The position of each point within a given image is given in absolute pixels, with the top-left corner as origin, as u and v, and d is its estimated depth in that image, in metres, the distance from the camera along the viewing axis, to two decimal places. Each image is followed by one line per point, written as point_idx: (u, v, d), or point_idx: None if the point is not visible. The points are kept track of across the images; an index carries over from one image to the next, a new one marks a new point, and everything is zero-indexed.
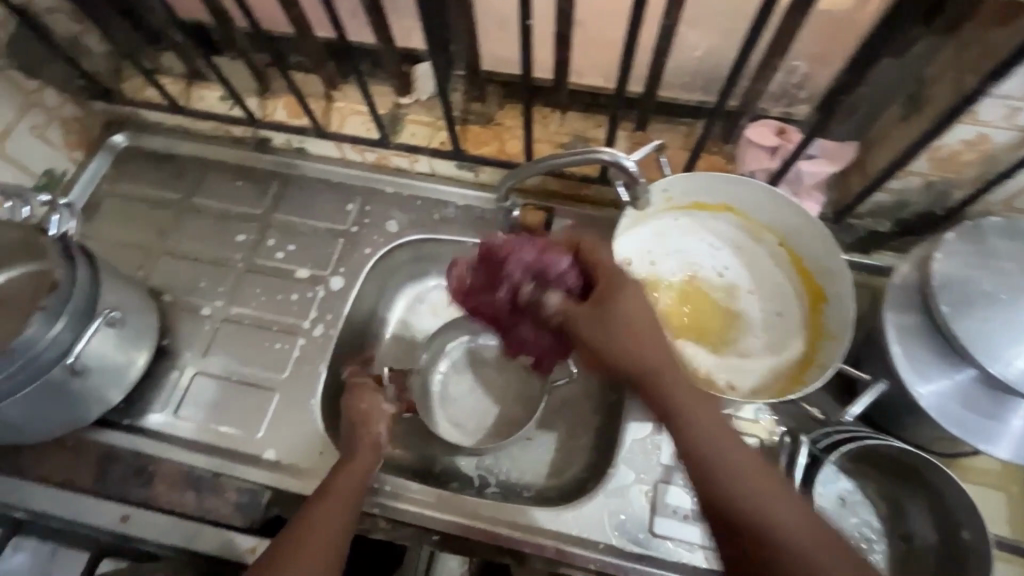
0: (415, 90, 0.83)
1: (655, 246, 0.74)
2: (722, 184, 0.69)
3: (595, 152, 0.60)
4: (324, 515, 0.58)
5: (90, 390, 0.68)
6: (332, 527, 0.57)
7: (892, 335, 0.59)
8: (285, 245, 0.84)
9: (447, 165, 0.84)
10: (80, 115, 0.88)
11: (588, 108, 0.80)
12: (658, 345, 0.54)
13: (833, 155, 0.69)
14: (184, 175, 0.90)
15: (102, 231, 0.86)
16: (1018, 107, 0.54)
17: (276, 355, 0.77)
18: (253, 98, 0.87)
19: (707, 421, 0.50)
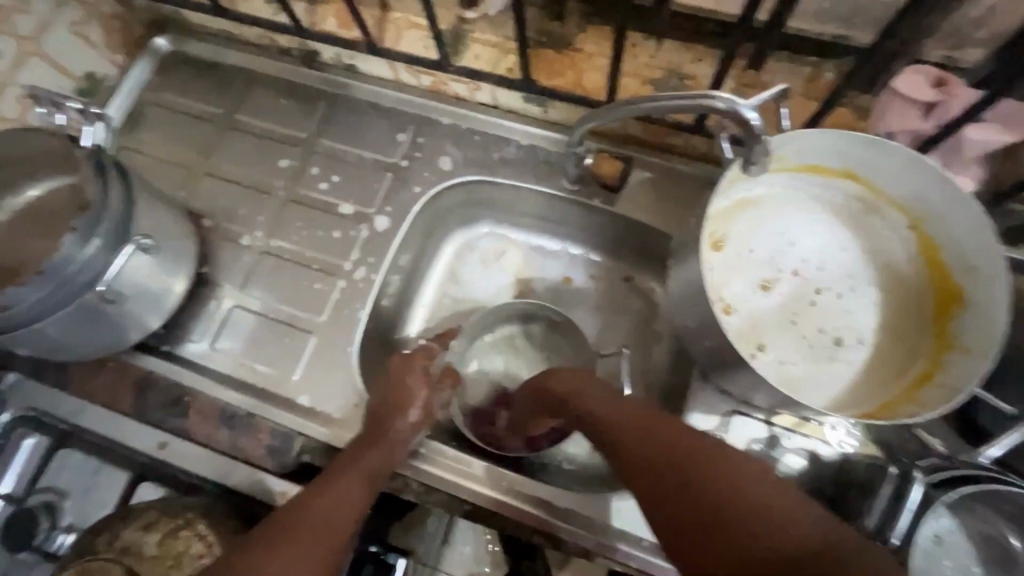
0: (483, 4, 0.69)
1: (752, 216, 0.61)
2: (859, 145, 0.55)
3: (707, 97, 0.48)
4: (345, 489, 0.56)
5: (126, 315, 0.65)
6: (346, 502, 0.55)
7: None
8: (330, 175, 0.77)
9: (512, 96, 0.72)
10: (120, 12, 0.81)
11: (692, 36, 0.65)
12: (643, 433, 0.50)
13: (1010, 120, 0.54)
14: (227, 88, 0.82)
15: (144, 143, 0.81)
16: None
17: (316, 296, 0.72)
18: (301, 2, 0.76)
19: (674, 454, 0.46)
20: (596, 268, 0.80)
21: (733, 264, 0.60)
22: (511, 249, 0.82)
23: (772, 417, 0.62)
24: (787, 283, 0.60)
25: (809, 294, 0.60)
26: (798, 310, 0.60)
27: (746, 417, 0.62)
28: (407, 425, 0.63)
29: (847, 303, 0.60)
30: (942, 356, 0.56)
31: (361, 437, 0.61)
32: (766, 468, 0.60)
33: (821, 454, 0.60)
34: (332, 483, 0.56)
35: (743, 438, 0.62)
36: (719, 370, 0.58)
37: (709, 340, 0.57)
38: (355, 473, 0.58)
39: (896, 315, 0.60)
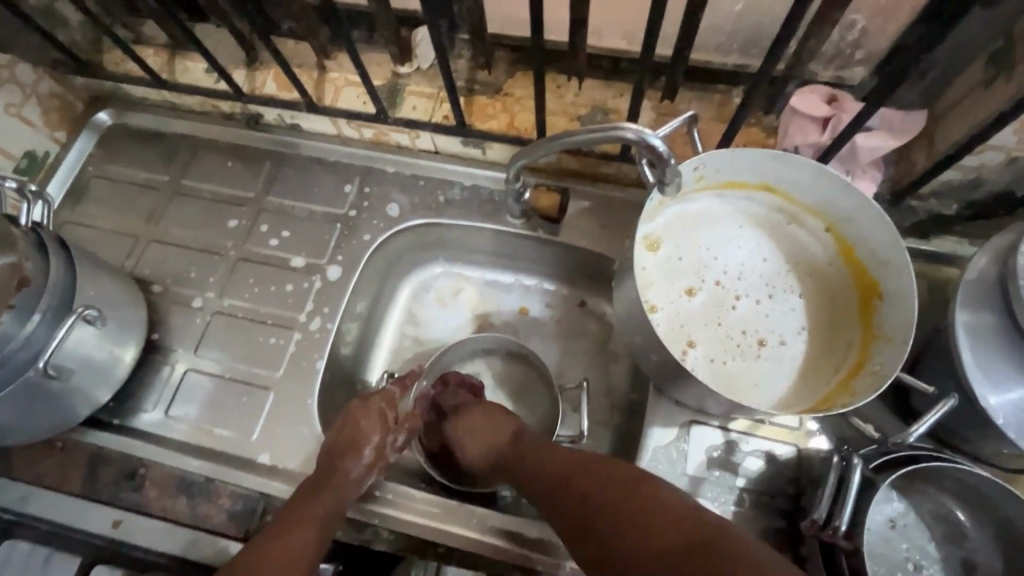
0: (416, 58, 0.75)
1: (682, 234, 0.66)
2: (767, 162, 0.60)
3: (617, 129, 0.52)
4: (297, 528, 0.57)
5: (72, 390, 0.63)
6: (298, 541, 0.56)
7: (963, 344, 0.52)
8: (279, 231, 0.78)
9: (451, 141, 0.76)
10: (59, 92, 0.82)
11: (608, 75, 0.71)
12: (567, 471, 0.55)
13: (895, 127, 0.59)
14: (172, 157, 0.84)
15: (90, 217, 0.81)
16: None
17: (271, 351, 0.72)
18: (241, 69, 0.79)
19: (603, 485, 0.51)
20: (551, 297, 0.82)
21: (669, 278, 0.64)
22: (466, 287, 0.83)
23: (728, 424, 0.64)
24: (719, 292, 0.64)
25: (742, 301, 0.64)
26: (734, 317, 0.63)
27: (703, 426, 0.64)
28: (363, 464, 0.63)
29: (776, 306, 0.64)
30: (870, 345, 0.60)
31: (316, 479, 0.61)
32: (728, 474, 0.62)
33: (778, 454, 0.62)
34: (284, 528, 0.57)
35: (702, 446, 0.63)
36: (671, 384, 0.60)
37: (655, 353, 0.59)
38: (305, 520, 0.58)
39: (825, 313, 0.64)
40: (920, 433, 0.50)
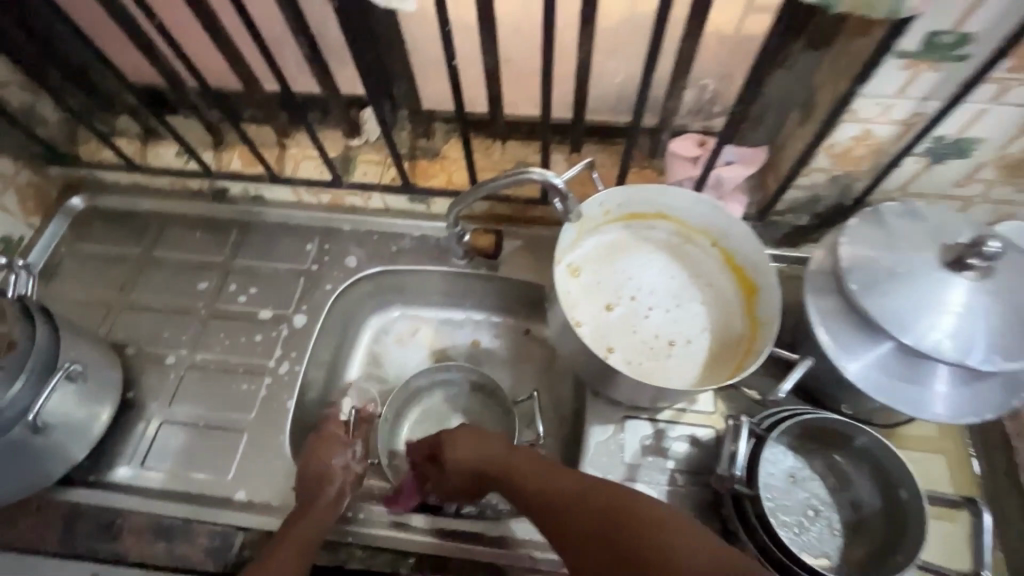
0: (364, 133, 0.88)
1: (598, 259, 0.79)
2: (655, 195, 0.75)
3: (526, 173, 0.66)
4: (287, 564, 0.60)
5: (52, 447, 0.67)
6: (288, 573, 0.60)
7: (817, 323, 0.65)
8: (247, 288, 0.86)
9: (399, 199, 0.88)
10: (36, 181, 0.90)
11: (526, 136, 0.85)
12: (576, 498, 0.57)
13: (748, 160, 0.76)
14: (143, 231, 0.92)
15: (64, 291, 0.87)
16: (889, 104, 0.60)
17: (243, 396, 0.78)
18: (208, 151, 0.90)
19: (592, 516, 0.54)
20: (499, 327, 0.92)
21: (591, 295, 0.77)
22: (422, 325, 0.93)
23: (656, 415, 0.74)
24: (633, 303, 0.76)
25: (652, 309, 0.76)
26: (647, 324, 0.75)
27: (636, 419, 0.74)
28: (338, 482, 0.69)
29: (681, 311, 0.77)
30: (756, 333, 0.73)
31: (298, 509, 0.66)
32: (660, 458, 0.71)
33: (700, 436, 0.72)
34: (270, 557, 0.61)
35: (636, 436, 0.73)
36: (601, 383, 0.70)
37: (585, 356, 0.70)
38: (289, 546, 0.62)
39: (721, 313, 0.77)
40: (790, 388, 0.64)
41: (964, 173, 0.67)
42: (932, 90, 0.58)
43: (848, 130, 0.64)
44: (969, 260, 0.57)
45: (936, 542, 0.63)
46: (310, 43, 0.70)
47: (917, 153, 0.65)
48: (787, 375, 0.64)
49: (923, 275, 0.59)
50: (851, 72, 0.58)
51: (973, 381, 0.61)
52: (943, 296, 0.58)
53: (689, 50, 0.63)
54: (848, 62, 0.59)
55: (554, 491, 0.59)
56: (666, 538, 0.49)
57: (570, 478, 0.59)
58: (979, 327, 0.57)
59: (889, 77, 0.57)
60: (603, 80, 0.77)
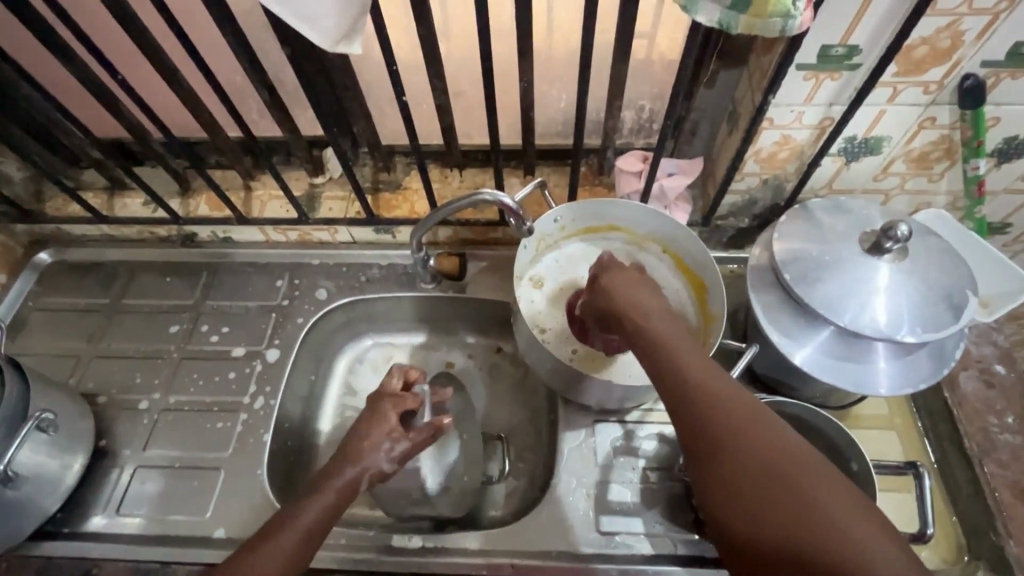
0: (327, 170, 0.92)
1: (558, 271, 0.83)
2: (604, 208, 0.79)
3: (479, 195, 0.70)
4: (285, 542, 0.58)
5: (23, 500, 0.67)
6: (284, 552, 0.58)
7: (763, 317, 0.68)
8: (219, 328, 0.88)
9: (365, 231, 0.91)
10: (2, 239, 0.91)
11: (482, 164, 0.90)
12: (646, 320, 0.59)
13: (687, 169, 0.81)
14: (111, 281, 0.93)
15: (33, 346, 0.88)
16: (800, 110, 0.66)
17: (219, 434, 0.79)
18: (176, 198, 0.92)
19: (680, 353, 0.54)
20: (471, 347, 0.95)
21: (553, 306, 0.81)
22: (396, 351, 0.95)
23: (625, 417, 0.77)
24: None
25: None
26: None
27: (606, 423, 0.77)
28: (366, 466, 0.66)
29: None
30: (708, 329, 0.77)
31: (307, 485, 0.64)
32: (631, 457, 0.74)
33: (668, 433, 0.75)
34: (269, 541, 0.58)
35: (607, 439, 0.76)
36: (568, 388, 0.73)
37: (550, 364, 0.73)
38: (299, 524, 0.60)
39: (676, 312, 0.81)
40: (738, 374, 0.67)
41: (878, 168, 0.74)
42: (835, 96, 0.64)
43: (769, 137, 0.70)
44: (885, 244, 0.63)
45: (892, 509, 0.68)
46: (268, 89, 0.74)
47: (833, 153, 0.72)
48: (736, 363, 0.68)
49: (849, 260, 0.65)
50: (762, 85, 0.65)
51: (905, 354, 0.66)
52: (868, 278, 0.64)
53: (619, 75, 0.69)
54: (759, 76, 0.66)
55: (677, 347, 0.55)
56: (773, 440, 0.47)
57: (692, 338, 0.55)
58: (903, 303, 0.63)
59: (795, 88, 0.64)
60: (548, 107, 0.84)
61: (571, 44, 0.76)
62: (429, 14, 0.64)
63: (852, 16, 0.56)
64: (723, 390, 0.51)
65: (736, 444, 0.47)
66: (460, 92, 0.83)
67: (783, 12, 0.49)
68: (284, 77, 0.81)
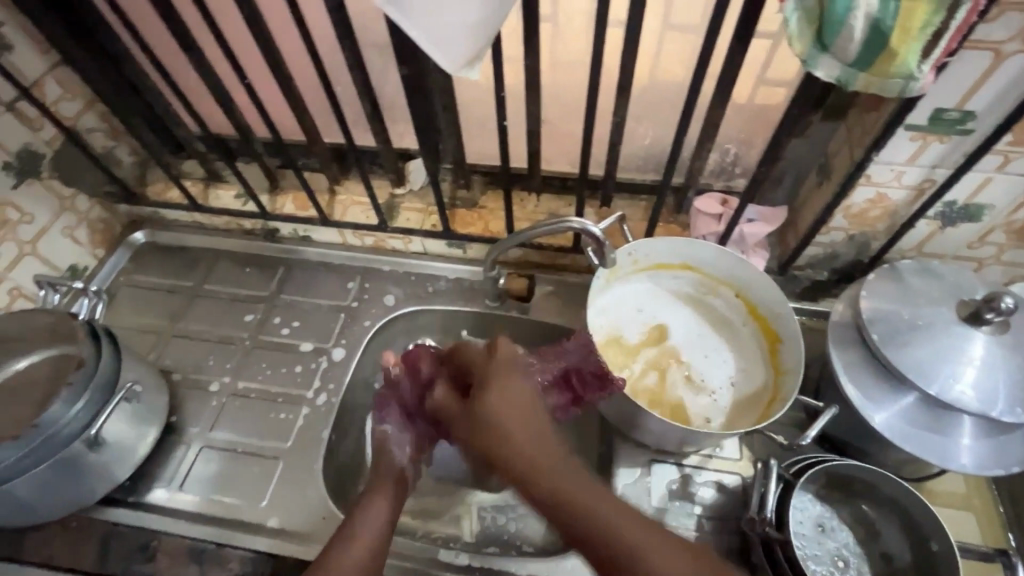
0: (408, 182, 0.95)
1: (628, 304, 0.82)
2: (682, 247, 0.79)
3: (567, 222, 0.71)
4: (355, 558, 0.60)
5: (101, 463, 0.70)
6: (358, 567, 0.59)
7: (842, 375, 0.67)
8: (290, 321, 0.91)
9: (438, 244, 0.94)
10: (105, 216, 0.98)
11: (559, 190, 0.92)
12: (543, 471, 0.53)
13: (769, 218, 0.81)
14: (196, 266, 0.98)
15: (119, 319, 0.93)
16: (901, 170, 0.65)
17: (282, 424, 0.81)
18: (265, 194, 0.97)
19: (575, 486, 0.52)
20: None
21: (622, 339, 0.80)
22: None
23: (683, 460, 0.75)
24: (662, 348, 0.80)
25: (678, 352, 0.80)
26: (673, 366, 0.79)
27: (663, 463, 0.75)
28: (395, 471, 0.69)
29: (707, 356, 0.80)
30: (780, 380, 0.76)
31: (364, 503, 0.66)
32: (687, 502, 0.72)
33: (727, 482, 0.73)
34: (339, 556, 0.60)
35: (663, 480, 0.74)
36: (629, 424, 0.72)
37: (614, 397, 0.72)
38: (376, 521, 0.64)
39: (745, 360, 0.80)
40: (814, 435, 0.66)
41: (975, 236, 0.71)
42: (940, 160, 0.63)
43: (864, 193, 0.69)
44: (985, 315, 0.61)
45: None
46: (372, 102, 0.78)
47: (929, 216, 0.70)
48: (813, 421, 0.66)
49: (943, 328, 0.62)
50: (865, 142, 0.64)
51: (995, 433, 0.63)
52: (964, 349, 0.61)
53: (716, 118, 0.70)
54: (861, 132, 0.65)
55: (543, 470, 0.53)
56: (642, 541, 0.49)
57: (546, 443, 0.55)
58: (999, 379, 0.60)
59: (900, 147, 0.63)
60: (633, 141, 0.85)
61: (668, 83, 0.77)
62: (538, 46, 0.66)
63: (971, 83, 0.55)
64: (516, 451, 0.54)
65: (597, 526, 0.50)
66: (549, 120, 0.85)
67: (906, 75, 0.48)
68: (386, 92, 0.85)
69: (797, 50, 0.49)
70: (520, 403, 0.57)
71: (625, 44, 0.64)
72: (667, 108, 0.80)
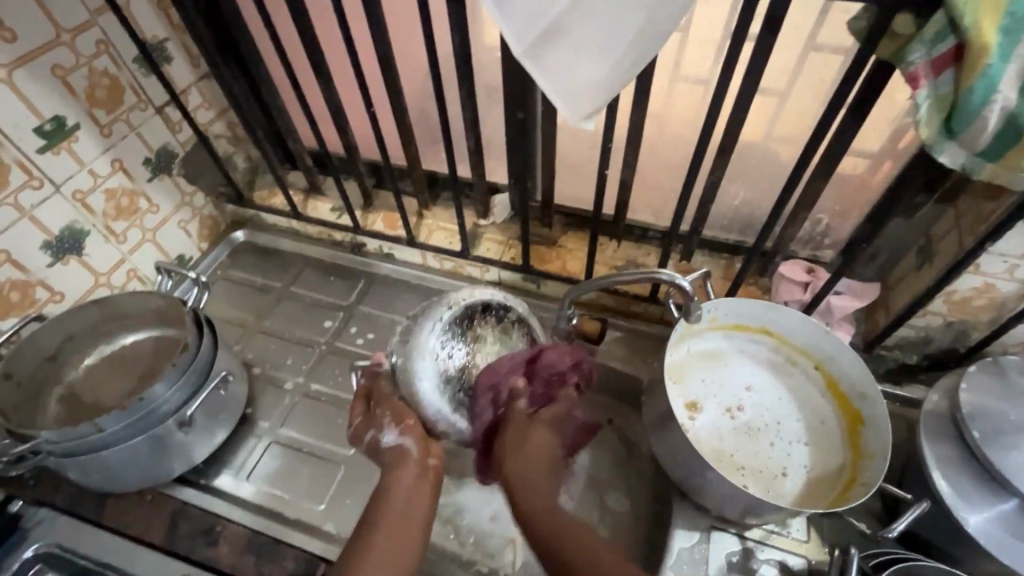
0: (493, 215, 0.99)
1: (702, 360, 0.81)
2: (764, 310, 0.78)
3: (655, 273, 0.71)
4: (393, 517, 0.66)
5: (185, 443, 0.75)
6: (399, 520, 0.66)
7: (935, 472, 0.63)
8: (365, 333, 0.95)
9: (514, 277, 0.96)
10: (214, 214, 1.06)
11: (639, 240, 0.94)
12: (534, 491, 0.69)
13: (859, 292, 0.79)
14: (286, 269, 1.05)
15: (212, 309, 1.00)
16: (1015, 263, 0.63)
17: (347, 431, 0.84)
18: (359, 210, 1.03)
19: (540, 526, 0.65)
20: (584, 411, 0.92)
21: (693, 394, 0.79)
22: None
23: (745, 532, 0.72)
24: (732, 410, 0.78)
25: (755, 424, 0.77)
26: (752, 439, 0.76)
27: (723, 532, 0.72)
28: (400, 455, 0.71)
29: (778, 425, 0.78)
30: (860, 463, 0.72)
31: (385, 483, 0.69)
32: None
33: (791, 564, 0.69)
34: (378, 537, 0.64)
35: (723, 551, 0.71)
36: (693, 485, 0.70)
37: (681, 455, 0.71)
38: (399, 497, 0.68)
39: (820, 436, 0.77)
40: (902, 529, 0.62)
41: None
42: None
43: (969, 281, 0.66)
44: None
45: None
46: (476, 137, 0.83)
47: None
48: (898, 517, 0.62)
49: None
50: (978, 230, 0.62)
51: None
52: None
53: (816, 188, 0.70)
54: (973, 219, 0.63)
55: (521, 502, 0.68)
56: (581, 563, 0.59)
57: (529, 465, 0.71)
58: None
59: (1018, 240, 0.60)
60: (723, 202, 0.86)
61: (766, 151, 0.78)
62: (646, 102, 0.70)
63: None
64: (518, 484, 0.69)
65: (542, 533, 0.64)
66: (641, 172, 0.87)
67: None
68: (489, 130, 0.90)
69: (923, 134, 0.49)
70: (540, 458, 0.72)
71: (735, 109, 0.66)
72: (762, 175, 0.81)
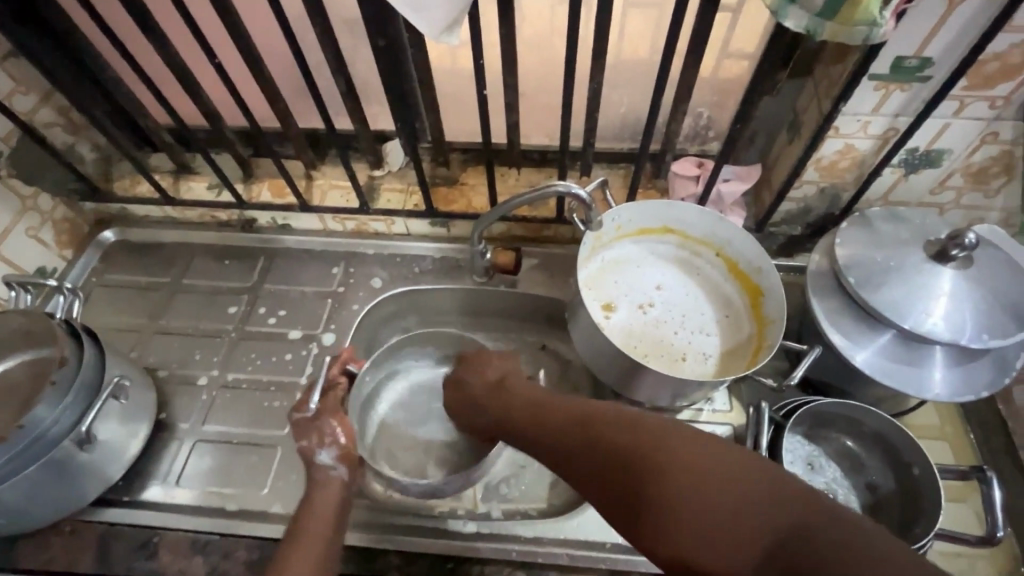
0: (387, 163, 0.94)
1: (614, 268, 0.84)
2: (664, 208, 0.80)
3: (551, 186, 0.70)
4: (323, 527, 0.62)
5: (91, 463, 0.69)
6: (323, 538, 0.61)
7: (826, 323, 0.70)
8: (276, 311, 0.90)
9: (421, 224, 0.93)
10: (70, 216, 0.94)
11: (538, 163, 0.93)
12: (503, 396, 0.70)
13: (744, 176, 0.84)
14: (171, 262, 0.95)
15: (95, 319, 0.90)
16: (866, 120, 0.68)
17: (276, 412, 0.81)
18: (239, 183, 0.95)
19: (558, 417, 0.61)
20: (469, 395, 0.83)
21: (610, 299, 0.82)
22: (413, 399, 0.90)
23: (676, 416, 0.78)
24: (647, 308, 0.82)
25: (670, 319, 0.82)
26: (670, 333, 0.81)
27: None
28: (329, 476, 0.66)
29: (691, 314, 0.83)
30: (763, 330, 0.79)
31: (307, 499, 0.65)
32: None
33: (718, 433, 0.76)
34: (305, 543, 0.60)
35: None
36: (623, 385, 0.74)
37: (607, 359, 0.73)
38: (321, 515, 0.63)
39: (727, 316, 0.83)
40: (801, 376, 0.69)
41: (936, 182, 0.76)
42: (901, 108, 0.66)
43: (832, 145, 0.72)
44: (952, 251, 0.64)
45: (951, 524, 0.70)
46: (347, 79, 0.77)
47: (894, 164, 0.73)
48: (797, 366, 0.69)
49: (913, 266, 0.66)
50: (832, 94, 0.66)
51: (965, 361, 0.67)
52: (935, 284, 0.65)
53: (689, 79, 0.71)
54: (827, 86, 0.68)
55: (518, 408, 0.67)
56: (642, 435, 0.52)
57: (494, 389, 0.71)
58: (966, 310, 0.64)
59: (865, 97, 0.66)
60: (610, 110, 0.86)
61: (641, 51, 0.79)
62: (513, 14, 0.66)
63: (927, 30, 0.58)
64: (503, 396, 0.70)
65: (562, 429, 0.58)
66: (526, 93, 0.85)
67: (869, 21, 0.50)
68: (361, 73, 0.84)
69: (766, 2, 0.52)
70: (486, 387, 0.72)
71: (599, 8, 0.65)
72: (641, 77, 0.82)
